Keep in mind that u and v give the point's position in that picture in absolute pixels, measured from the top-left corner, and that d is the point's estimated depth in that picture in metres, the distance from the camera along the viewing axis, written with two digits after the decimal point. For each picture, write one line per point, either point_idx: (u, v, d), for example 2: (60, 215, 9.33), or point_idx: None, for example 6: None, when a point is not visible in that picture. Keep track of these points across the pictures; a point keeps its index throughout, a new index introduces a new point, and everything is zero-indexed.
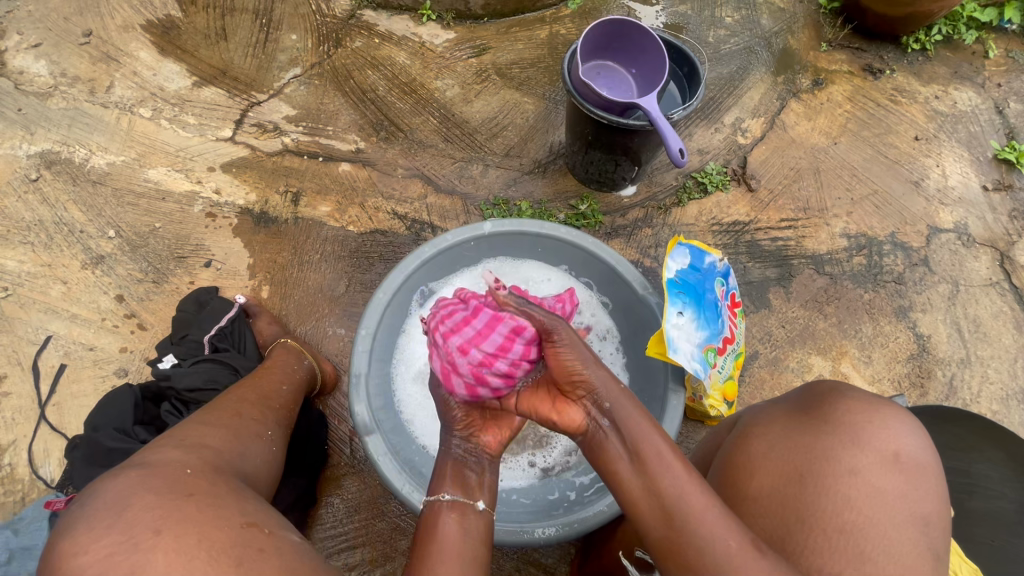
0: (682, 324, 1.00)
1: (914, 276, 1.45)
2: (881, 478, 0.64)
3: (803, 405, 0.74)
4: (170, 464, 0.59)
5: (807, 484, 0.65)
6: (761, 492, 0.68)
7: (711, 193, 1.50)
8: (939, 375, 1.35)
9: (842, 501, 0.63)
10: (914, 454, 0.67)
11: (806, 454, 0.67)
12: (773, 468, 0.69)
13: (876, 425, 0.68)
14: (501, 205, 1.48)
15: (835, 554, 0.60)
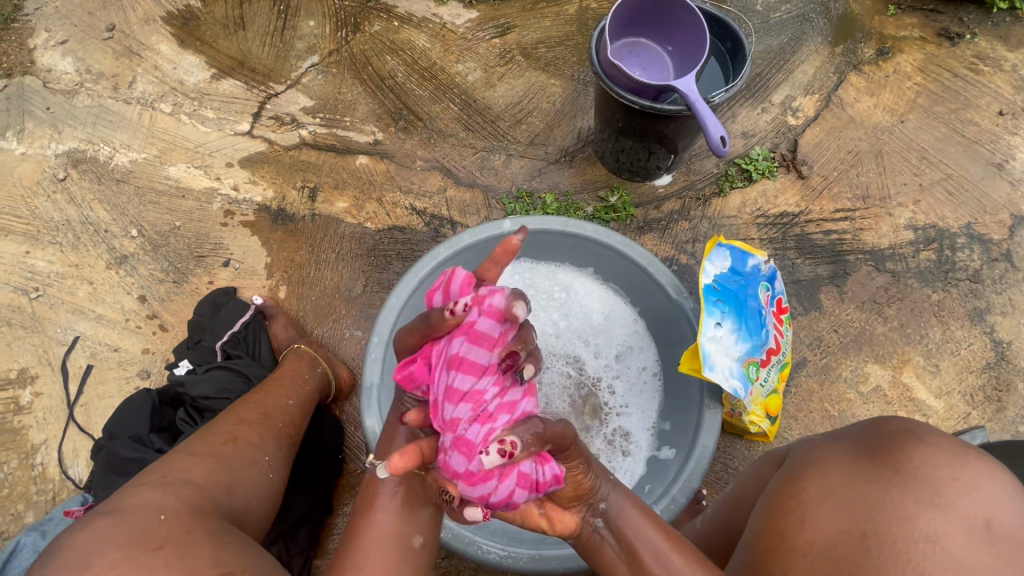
0: (721, 337, 0.90)
1: (993, 274, 1.28)
2: (966, 551, 0.51)
3: (871, 444, 0.62)
4: (143, 510, 0.62)
5: (869, 547, 0.54)
6: (811, 548, 0.57)
7: (757, 180, 1.36)
8: (1020, 387, 1.19)
9: (913, 573, 0.51)
10: (1013, 524, 0.52)
11: (870, 509, 0.55)
12: (829, 521, 0.57)
13: (963, 482, 0.54)
14: (524, 198, 1.39)
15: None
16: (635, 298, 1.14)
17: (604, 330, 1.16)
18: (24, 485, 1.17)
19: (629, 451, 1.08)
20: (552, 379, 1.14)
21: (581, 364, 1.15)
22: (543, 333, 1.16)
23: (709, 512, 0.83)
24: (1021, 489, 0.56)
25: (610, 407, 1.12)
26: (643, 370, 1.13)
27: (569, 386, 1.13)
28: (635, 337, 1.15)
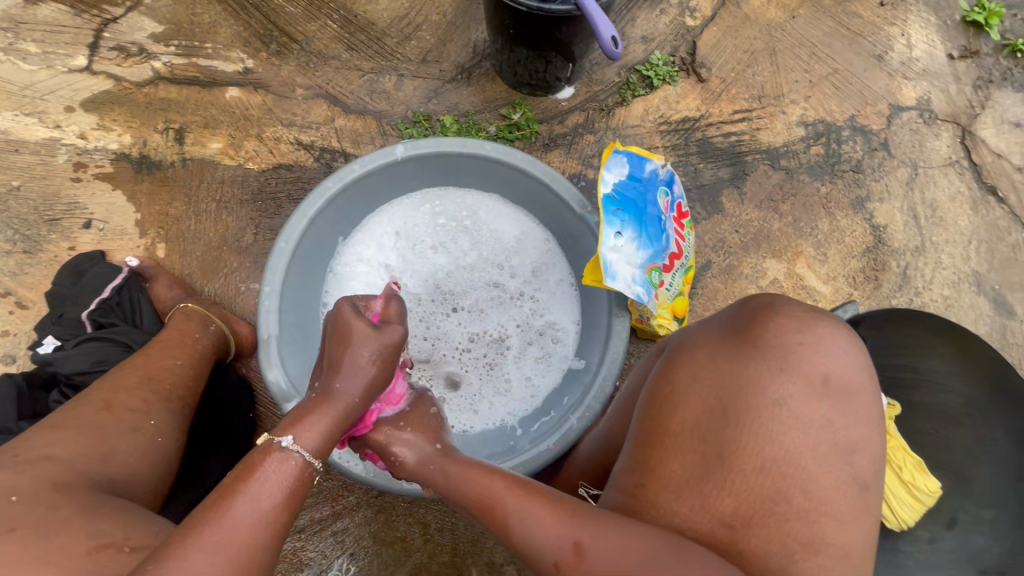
0: (622, 246, 0.90)
1: (873, 163, 1.36)
2: (805, 406, 0.58)
3: (736, 324, 0.64)
4: None
5: (731, 419, 0.59)
6: (684, 427, 0.60)
7: (658, 87, 1.34)
8: (894, 266, 1.31)
9: (764, 436, 0.58)
10: (844, 374, 0.60)
11: (734, 385, 0.60)
12: (697, 400, 0.61)
13: (808, 346, 0.61)
14: (422, 122, 1.30)
15: (750, 497, 0.57)
16: (544, 219, 1.10)
17: (516, 253, 1.13)
18: None
19: (554, 363, 1.08)
20: (474, 315, 1.11)
21: (500, 289, 1.11)
22: (453, 262, 1.13)
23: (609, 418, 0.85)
24: (854, 341, 0.64)
25: (534, 324, 1.10)
26: (559, 283, 1.11)
27: (491, 319, 1.11)
28: (548, 259, 1.12)
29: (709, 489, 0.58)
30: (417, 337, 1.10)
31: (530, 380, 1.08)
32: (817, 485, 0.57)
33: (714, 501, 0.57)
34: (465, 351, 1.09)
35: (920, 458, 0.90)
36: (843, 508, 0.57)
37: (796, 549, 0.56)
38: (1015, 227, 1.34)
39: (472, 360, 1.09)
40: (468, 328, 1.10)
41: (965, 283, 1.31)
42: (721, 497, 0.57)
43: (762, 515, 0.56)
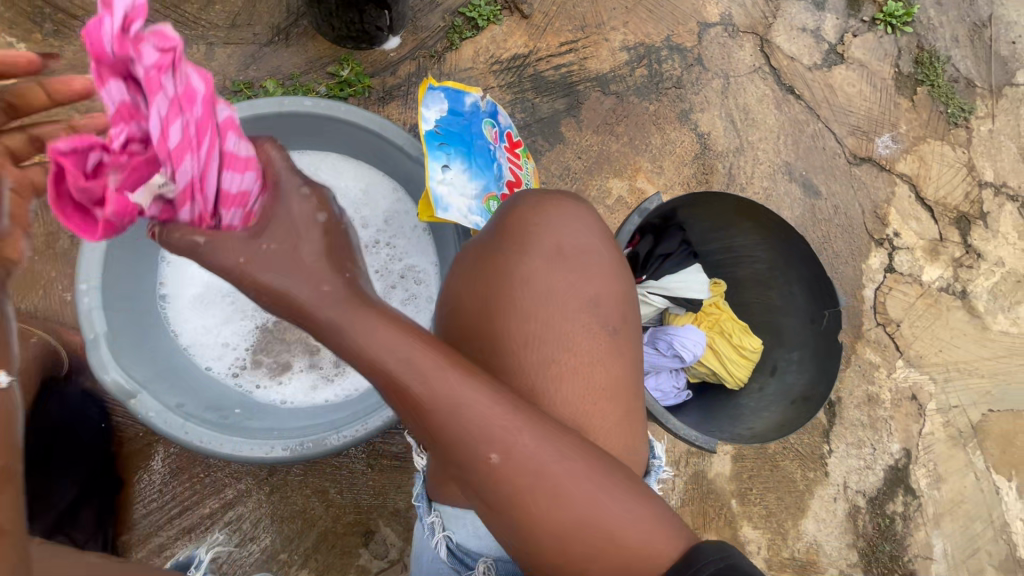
0: (452, 180, 0.92)
1: (691, 78, 1.49)
2: (550, 280, 0.66)
3: (492, 228, 0.70)
4: None
5: (498, 311, 0.65)
6: (467, 331, 0.66)
7: (484, 28, 1.36)
8: (720, 168, 1.45)
9: (523, 317, 0.65)
10: (579, 241, 0.67)
11: (494, 280, 0.65)
12: (470, 303, 0.66)
13: (542, 227, 0.67)
14: (244, 90, 1.22)
15: (528, 372, 0.64)
16: (386, 167, 1.09)
17: (364, 206, 1.11)
18: None
19: (423, 303, 1.10)
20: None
21: None
22: None
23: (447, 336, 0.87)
24: (590, 208, 0.71)
25: (393, 268, 1.11)
26: (415, 227, 1.12)
27: None
28: (402, 207, 1.11)
29: (500, 377, 0.64)
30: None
31: None
32: (579, 342, 0.65)
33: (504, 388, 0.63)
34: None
35: (743, 325, 1.05)
36: (603, 355, 0.66)
37: (578, 401, 0.64)
38: (812, 119, 1.54)
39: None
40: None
41: (779, 174, 1.49)
42: (510, 380, 0.64)
43: (542, 385, 0.63)
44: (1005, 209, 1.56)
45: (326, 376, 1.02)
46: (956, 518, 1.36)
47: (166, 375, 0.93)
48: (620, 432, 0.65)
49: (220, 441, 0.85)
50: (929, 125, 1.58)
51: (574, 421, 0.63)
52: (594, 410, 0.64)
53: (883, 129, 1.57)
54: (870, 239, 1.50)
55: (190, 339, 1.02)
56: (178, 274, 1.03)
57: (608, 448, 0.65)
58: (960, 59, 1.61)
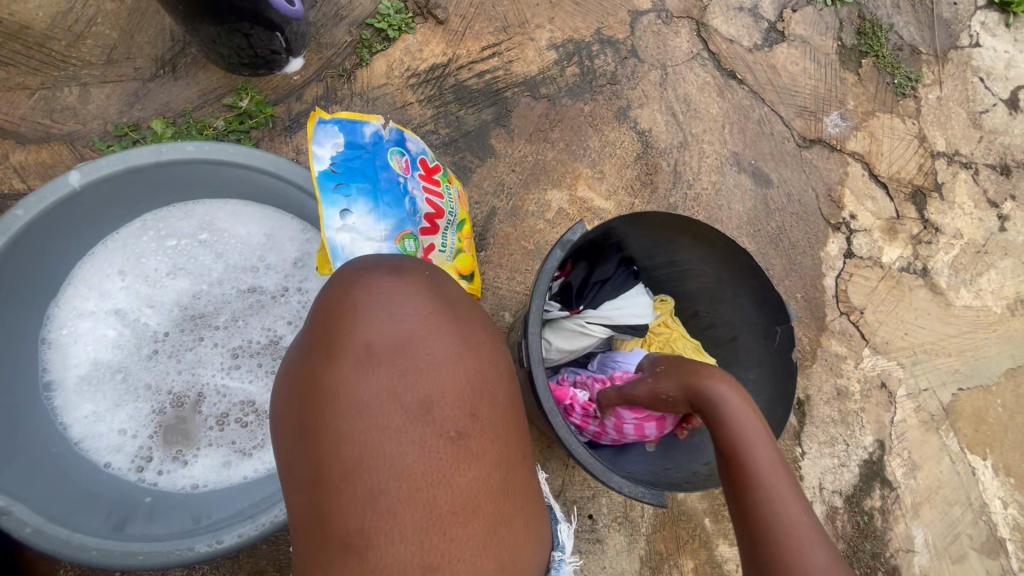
0: (355, 224, 0.83)
1: (627, 72, 1.40)
2: (365, 378, 0.42)
3: (313, 319, 0.49)
4: None
5: (308, 431, 0.42)
6: (292, 460, 0.43)
7: (396, 38, 1.25)
8: (664, 166, 1.37)
9: (335, 438, 0.41)
10: (397, 325, 0.45)
11: (299, 389, 0.44)
12: (287, 417, 0.44)
13: (352, 313, 0.46)
14: (128, 133, 1.09)
15: (360, 516, 0.39)
16: (290, 208, 0.99)
17: (270, 251, 1.01)
18: None
19: None
20: (232, 330, 0.98)
21: (261, 293, 1.00)
22: (203, 285, 0.99)
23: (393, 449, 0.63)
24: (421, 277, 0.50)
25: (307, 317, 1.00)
26: None
27: (252, 327, 0.98)
28: (312, 250, 1.01)
29: (336, 525, 0.40)
30: (177, 380, 0.95)
31: None
32: (413, 463, 0.40)
33: (321, 548, 0.40)
34: (234, 377, 0.96)
35: (696, 343, 1.00)
36: (453, 467, 0.41)
37: (419, 543, 0.39)
38: (756, 103, 1.47)
39: (246, 379, 0.96)
40: (227, 344, 0.97)
41: (727, 166, 1.42)
42: (351, 525, 0.39)
43: (372, 524, 0.39)
44: (960, 178, 1.52)
45: (243, 451, 0.93)
46: (935, 505, 1.32)
47: (50, 479, 0.82)
48: (492, 564, 0.40)
49: (118, 552, 0.75)
50: (877, 98, 1.52)
51: (421, 570, 0.38)
52: (449, 545, 0.39)
53: (830, 107, 1.50)
54: (826, 225, 1.44)
55: (80, 433, 0.90)
56: (64, 353, 0.92)
57: None
58: (903, 26, 1.55)
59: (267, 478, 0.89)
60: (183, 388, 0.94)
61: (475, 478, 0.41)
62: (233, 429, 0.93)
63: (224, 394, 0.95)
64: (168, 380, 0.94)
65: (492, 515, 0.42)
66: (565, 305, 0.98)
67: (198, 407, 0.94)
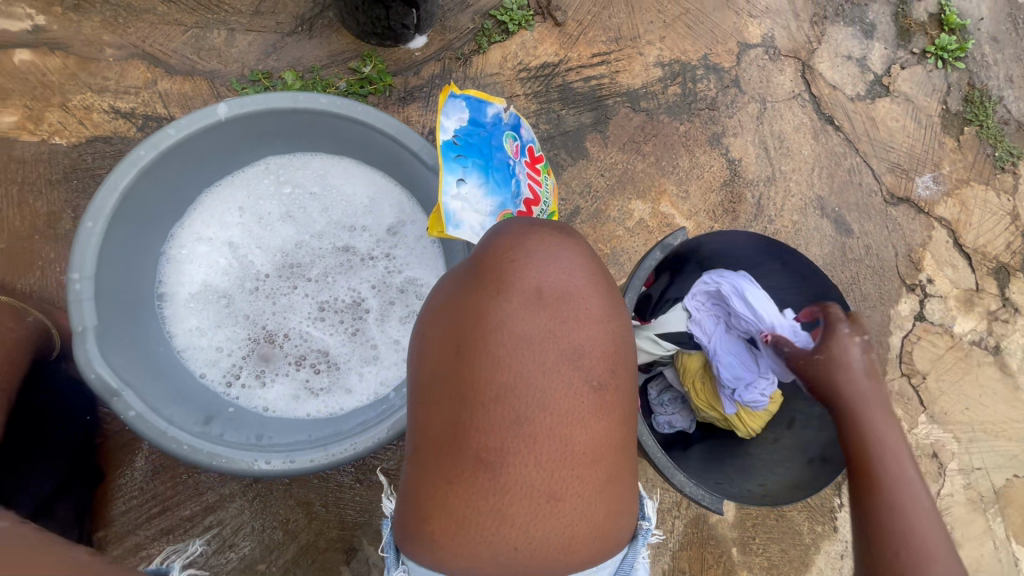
0: (466, 194, 0.88)
1: (726, 100, 1.42)
2: (526, 318, 0.44)
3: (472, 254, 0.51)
4: None
5: (463, 353, 0.45)
6: (435, 375, 0.47)
7: (515, 33, 1.31)
8: (748, 197, 1.39)
9: (491, 364, 0.44)
10: (562, 277, 0.47)
11: (460, 314, 0.46)
12: (439, 336, 0.47)
13: (520, 256, 0.47)
14: (261, 80, 1.18)
15: (500, 438, 0.43)
16: (397, 175, 1.06)
17: (369, 213, 1.06)
18: None
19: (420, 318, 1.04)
20: (322, 284, 1.03)
21: (353, 252, 1.05)
22: (304, 232, 1.04)
23: None
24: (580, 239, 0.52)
25: (393, 282, 1.05)
26: (420, 240, 1.07)
27: (341, 286, 1.04)
28: (405, 220, 1.07)
29: (473, 442, 0.43)
30: (271, 319, 1.01)
31: (399, 342, 1.05)
32: (558, 401, 0.43)
33: (455, 458, 0.44)
34: (318, 327, 1.02)
35: None
36: (589, 415, 0.44)
37: (549, 471, 0.43)
38: (850, 152, 1.46)
39: (329, 332, 1.02)
40: (317, 296, 1.02)
41: (810, 208, 1.42)
42: (487, 445, 0.43)
43: (511, 448, 0.42)
44: None
45: (313, 388, 1.00)
46: None
47: (152, 372, 0.90)
48: (602, 510, 0.45)
49: (203, 450, 0.82)
50: (975, 168, 1.50)
51: (547, 495, 0.43)
52: (573, 480, 0.43)
53: (925, 168, 1.48)
54: (902, 284, 1.42)
55: (184, 343, 0.98)
56: (179, 267, 1.00)
57: (584, 522, 0.44)
58: (1013, 101, 1.52)
59: (331, 421, 0.96)
60: (273, 327, 1.00)
61: (605, 428, 0.45)
62: (306, 370, 1.00)
63: (306, 339, 1.01)
64: (264, 317, 1.01)
65: (610, 469, 0.45)
66: (639, 315, 1.01)
67: (281, 343, 1.00)
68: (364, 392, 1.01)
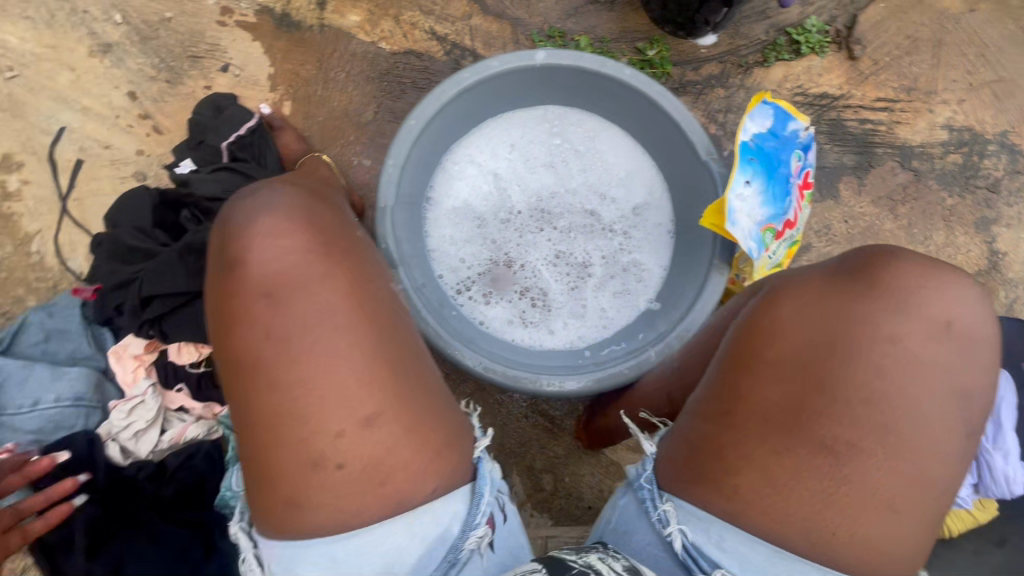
0: (746, 197, 0.89)
1: (1012, 186, 1.27)
2: (911, 346, 0.55)
3: (844, 269, 0.60)
4: (299, 244, 0.62)
5: (838, 350, 0.56)
6: (789, 358, 0.57)
7: (805, 55, 1.27)
8: (1000, 297, 1.25)
9: (870, 371, 0.55)
10: (950, 323, 0.56)
11: (838, 319, 0.56)
12: (803, 329, 0.57)
13: (921, 292, 0.57)
14: (556, 38, 1.27)
15: (858, 431, 0.54)
16: (661, 160, 1.11)
17: (621, 185, 1.14)
18: (22, 272, 1.14)
19: (634, 298, 1.11)
20: (565, 236, 1.13)
21: (597, 214, 1.14)
22: (560, 182, 1.14)
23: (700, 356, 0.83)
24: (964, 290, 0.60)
25: (620, 259, 1.12)
26: (657, 226, 1.13)
27: (579, 245, 1.13)
28: (646, 206, 1.14)
29: (828, 426, 0.55)
30: (511, 247, 1.13)
31: (604, 311, 1.10)
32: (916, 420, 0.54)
33: (801, 432, 0.55)
34: (548, 270, 1.12)
35: None
36: (939, 442, 0.55)
37: (890, 474, 0.54)
38: None
39: (555, 276, 1.12)
40: (558, 244, 1.13)
41: None
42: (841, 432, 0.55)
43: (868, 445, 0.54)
44: None
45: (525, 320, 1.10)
46: None
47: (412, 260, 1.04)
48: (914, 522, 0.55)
49: (438, 331, 0.92)
50: None
51: (882, 492, 0.54)
52: (902, 488, 0.54)
53: None
54: None
55: (434, 245, 1.11)
56: (449, 182, 1.13)
57: (898, 524, 0.54)
58: None
59: (533, 353, 1.05)
60: (515, 254, 1.12)
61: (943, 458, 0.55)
62: (525, 303, 1.10)
63: (535, 275, 1.12)
64: (507, 245, 1.13)
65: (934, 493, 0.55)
66: None
67: (516, 270, 1.12)
68: (563, 338, 1.09)
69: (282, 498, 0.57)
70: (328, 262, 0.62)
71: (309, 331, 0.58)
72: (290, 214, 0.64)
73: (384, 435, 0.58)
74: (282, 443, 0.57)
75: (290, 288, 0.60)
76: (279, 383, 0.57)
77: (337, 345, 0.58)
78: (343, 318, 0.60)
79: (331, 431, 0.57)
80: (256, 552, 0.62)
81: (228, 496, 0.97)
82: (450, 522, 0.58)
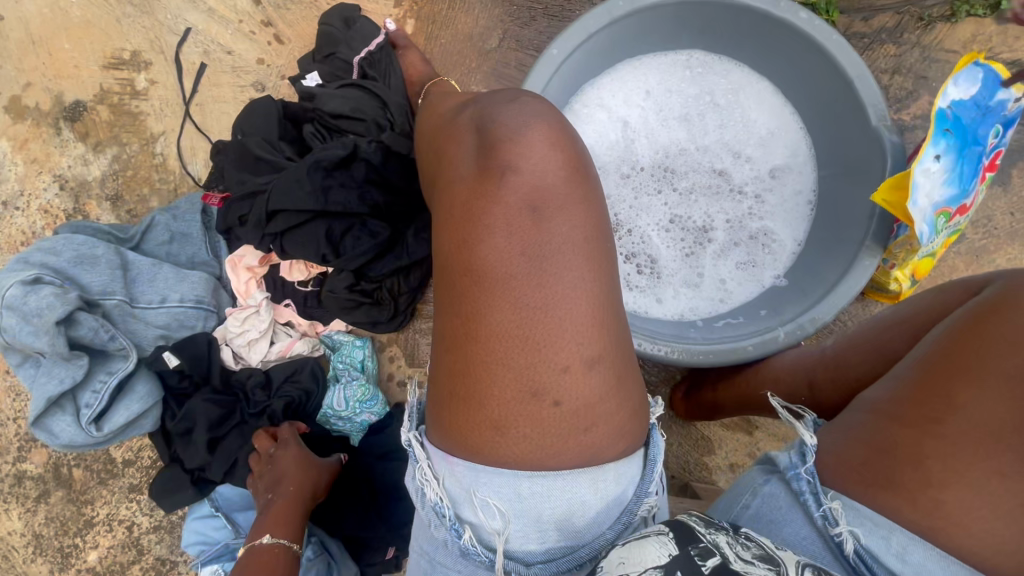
0: (931, 173, 0.78)
1: None
2: None
3: None
4: (553, 155, 0.55)
5: None
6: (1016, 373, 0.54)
7: (1004, 13, 1.08)
8: None
9: None
10: None
11: None
12: None
13: None
14: None
15: None
16: (815, 120, 0.98)
17: (759, 145, 1.04)
18: (147, 172, 1.16)
19: (758, 272, 1.01)
20: (683, 200, 1.04)
21: (726, 175, 1.04)
22: (693, 136, 1.05)
23: (855, 346, 0.75)
24: None
25: (747, 226, 1.03)
26: (794, 195, 1.02)
27: (699, 207, 1.04)
28: (783, 170, 1.03)
29: None
30: (622, 209, 1.04)
31: (725, 282, 1.01)
32: None
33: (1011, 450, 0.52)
34: (660, 236, 1.03)
35: None
36: None
37: None
38: None
39: (667, 243, 1.03)
40: (673, 210, 1.04)
41: None
42: None
43: None
44: None
45: (632, 282, 1.03)
46: None
47: None
48: None
49: None
50: None
51: None
52: None
53: None
54: None
55: None
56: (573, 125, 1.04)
57: None
58: None
59: (640, 317, 0.98)
60: (623, 218, 1.03)
61: None
62: (634, 267, 1.02)
63: (643, 242, 1.03)
64: (618, 205, 1.04)
65: None
66: None
67: (622, 236, 1.03)
68: (669, 307, 1.01)
69: (484, 419, 0.51)
70: (576, 182, 0.55)
71: (559, 251, 0.52)
72: (560, 126, 0.57)
73: (605, 385, 0.52)
74: (495, 365, 0.50)
75: (547, 198, 0.54)
76: (513, 296, 0.51)
77: (583, 277, 0.52)
78: (593, 251, 0.53)
79: (559, 362, 0.51)
80: (430, 463, 0.54)
81: (329, 415, 1.03)
82: (628, 487, 0.52)
